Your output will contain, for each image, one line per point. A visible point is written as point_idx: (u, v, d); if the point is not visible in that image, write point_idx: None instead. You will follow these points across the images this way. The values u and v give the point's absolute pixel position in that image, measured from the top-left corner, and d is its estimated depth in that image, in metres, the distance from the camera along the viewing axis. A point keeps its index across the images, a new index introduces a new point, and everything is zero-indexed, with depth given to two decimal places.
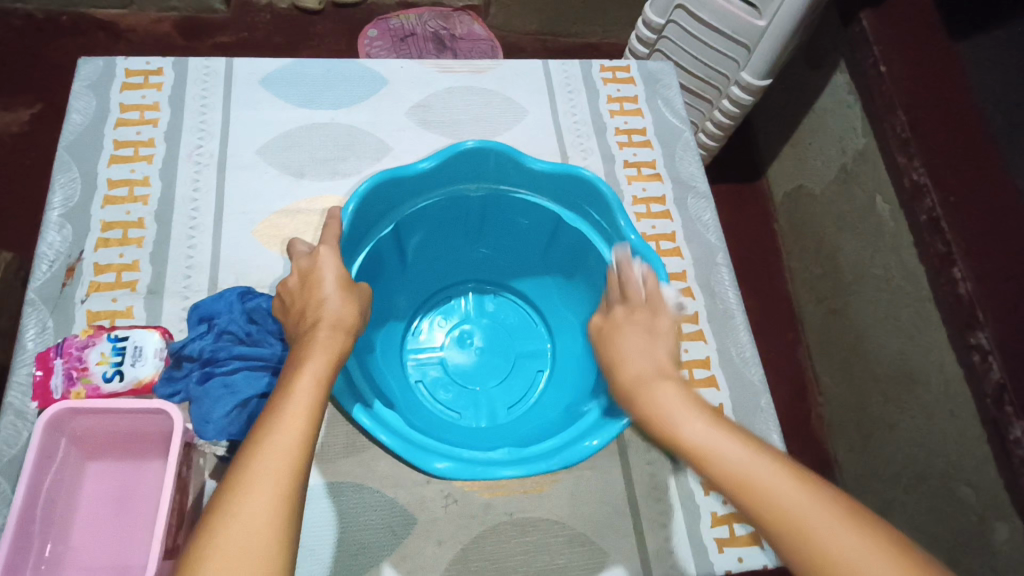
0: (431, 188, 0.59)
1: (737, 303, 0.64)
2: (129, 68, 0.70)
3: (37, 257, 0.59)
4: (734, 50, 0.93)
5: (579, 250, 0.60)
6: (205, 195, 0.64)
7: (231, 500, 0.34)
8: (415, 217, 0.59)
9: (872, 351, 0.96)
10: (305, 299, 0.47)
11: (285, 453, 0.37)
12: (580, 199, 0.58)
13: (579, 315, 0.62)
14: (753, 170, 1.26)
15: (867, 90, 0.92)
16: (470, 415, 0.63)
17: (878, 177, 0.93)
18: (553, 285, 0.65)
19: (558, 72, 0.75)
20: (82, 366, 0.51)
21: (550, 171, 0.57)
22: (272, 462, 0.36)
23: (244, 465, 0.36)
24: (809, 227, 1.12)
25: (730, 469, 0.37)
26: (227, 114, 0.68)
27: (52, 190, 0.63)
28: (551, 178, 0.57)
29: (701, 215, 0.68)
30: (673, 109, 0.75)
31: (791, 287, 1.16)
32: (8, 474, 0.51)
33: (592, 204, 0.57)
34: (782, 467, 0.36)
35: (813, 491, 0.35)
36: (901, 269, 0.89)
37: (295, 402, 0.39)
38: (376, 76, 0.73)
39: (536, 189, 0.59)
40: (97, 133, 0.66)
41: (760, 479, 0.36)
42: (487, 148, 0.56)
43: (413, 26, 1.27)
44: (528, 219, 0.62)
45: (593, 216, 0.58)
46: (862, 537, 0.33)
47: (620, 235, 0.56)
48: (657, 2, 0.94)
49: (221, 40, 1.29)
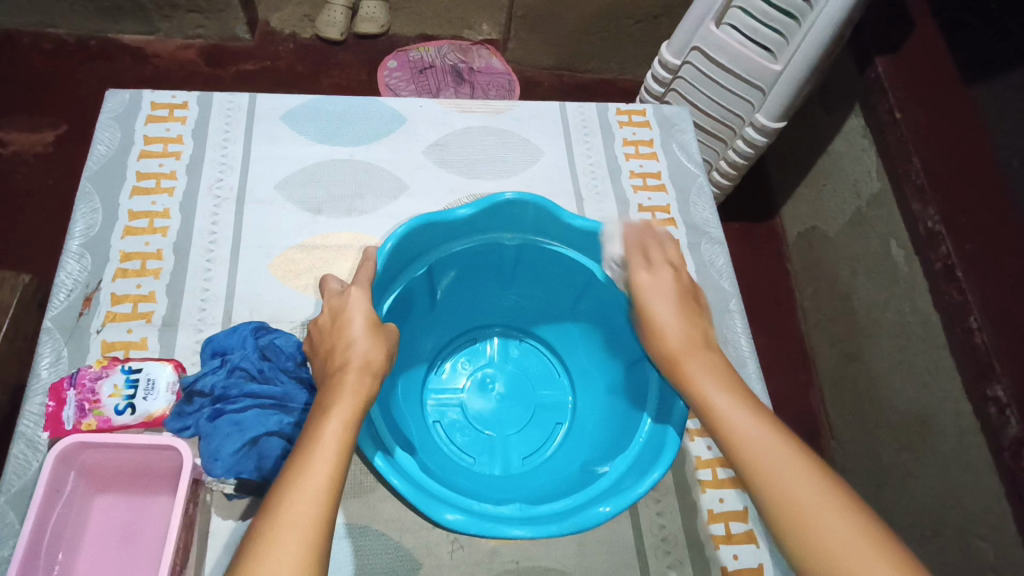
0: (469, 233, 0.59)
1: (749, 350, 0.63)
2: (155, 102, 0.72)
3: (55, 286, 0.60)
4: (749, 92, 0.93)
5: (607, 308, 0.60)
6: (224, 229, 0.65)
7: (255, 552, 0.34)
8: (450, 260, 0.60)
9: (885, 397, 0.94)
10: (333, 339, 0.48)
11: (317, 503, 0.37)
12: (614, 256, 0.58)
13: (605, 372, 0.62)
14: (766, 209, 1.26)
15: (882, 134, 0.92)
16: (484, 462, 0.62)
17: (893, 222, 0.93)
18: (578, 336, 0.65)
19: (574, 114, 0.76)
20: (94, 398, 0.52)
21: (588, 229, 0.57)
22: (302, 511, 0.36)
23: (272, 513, 0.36)
24: (823, 268, 1.11)
25: (742, 436, 0.43)
26: (247, 148, 0.70)
27: (74, 220, 0.64)
28: (588, 237, 0.58)
29: (715, 260, 0.68)
30: (688, 153, 0.75)
31: (804, 328, 1.15)
32: (17, 506, 0.51)
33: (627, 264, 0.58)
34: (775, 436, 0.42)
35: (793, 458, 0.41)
36: (916, 315, 0.88)
37: (323, 449, 0.39)
38: (395, 114, 0.74)
39: (572, 243, 0.60)
40: (121, 164, 0.68)
41: (755, 442, 0.42)
42: (525, 201, 0.57)
43: (432, 58, 1.29)
44: (557, 269, 0.62)
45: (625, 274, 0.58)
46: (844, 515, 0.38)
47: None
48: (673, 43, 0.94)
49: (245, 68, 1.32)
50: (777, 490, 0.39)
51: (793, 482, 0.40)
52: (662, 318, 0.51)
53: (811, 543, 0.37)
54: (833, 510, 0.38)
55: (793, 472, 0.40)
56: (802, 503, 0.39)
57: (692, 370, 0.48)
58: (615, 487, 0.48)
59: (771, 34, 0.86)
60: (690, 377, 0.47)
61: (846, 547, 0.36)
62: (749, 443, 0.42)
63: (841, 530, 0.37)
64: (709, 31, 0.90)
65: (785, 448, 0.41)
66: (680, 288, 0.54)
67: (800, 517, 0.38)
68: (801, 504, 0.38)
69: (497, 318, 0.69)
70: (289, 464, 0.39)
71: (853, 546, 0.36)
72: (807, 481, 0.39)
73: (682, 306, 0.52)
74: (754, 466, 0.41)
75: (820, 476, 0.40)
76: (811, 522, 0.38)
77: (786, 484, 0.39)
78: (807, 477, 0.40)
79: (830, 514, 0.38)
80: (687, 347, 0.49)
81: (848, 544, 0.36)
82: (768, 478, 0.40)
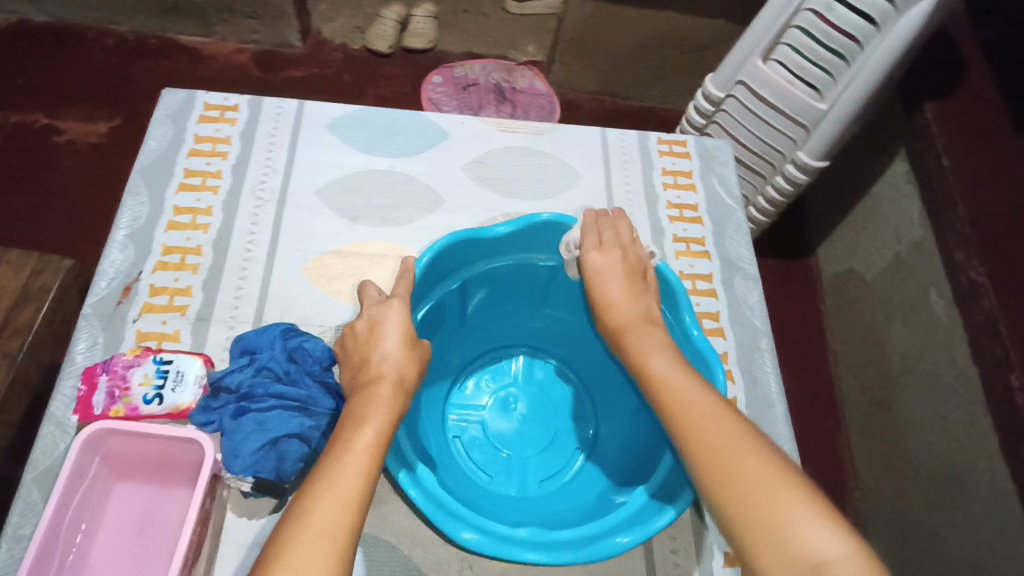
0: (506, 251, 0.60)
1: (779, 392, 0.62)
2: (208, 102, 0.74)
3: (98, 274, 0.62)
4: (793, 130, 0.92)
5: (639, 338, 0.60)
6: (262, 230, 0.66)
7: (283, 553, 0.35)
8: (483, 277, 0.61)
9: (916, 451, 0.91)
10: (365, 350, 0.48)
11: (344, 515, 0.37)
12: None
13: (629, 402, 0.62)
14: (802, 248, 1.24)
15: (927, 181, 0.90)
16: (501, 481, 0.62)
17: (934, 271, 0.90)
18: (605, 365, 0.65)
19: (615, 141, 0.77)
20: (125, 385, 0.53)
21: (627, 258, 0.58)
22: (332, 520, 0.36)
23: (301, 518, 0.36)
24: (857, 312, 1.09)
25: (672, 390, 0.45)
26: (293, 153, 0.71)
27: (121, 211, 0.66)
28: None
29: (748, 296, 0.67)
30: (727, 189, 0.75)
31: (834, 372, 1.12)
32: (42, 485, 0.52)
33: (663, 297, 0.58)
34: (704, 390, 0.44)
35: (718, 406, 0.43)
36: (953, 367, 0.85)
37: (354, 461, 0.40)
38: (437, 129, 0.75)
39: None
40: (171, 159, 0.70)
41: (683, 393, 0.44)
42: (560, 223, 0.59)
43: (476, 76, 1.31)
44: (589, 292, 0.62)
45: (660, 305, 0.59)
46: (759, 454, 0.39)
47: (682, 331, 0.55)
48: (718, 75, 0.95)
49: (294, 74, 1.36)
50: (702, 437, 0.41)
51: (717, 427, 0.41)
52: (611, 295, 0.54)
53: (724, 474, 0.38)
54: (748, 452, 0.39)
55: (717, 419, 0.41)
56: (721, 445, 0.40)
57: (641, 345, 0.49)
58: (634, 517, 0.48)
59: (819, 73, 0.85)
60: (637, 348, 0.49)
61: (757, 480, 0.37)
62: (678, 394, 0.44)
63: (751, 466, 0.38)
64: (756, 66, 0.90)
65: (711, 400, 0.43)
66: (628, 266, 0.56)
67: (718, 454, 0.39)
68: (717, 443, 0.40)
69: (524, 339, 0.69)
70: (318, 472, 0.39)
71: (761, 480, 0.37)
72: (729, 428, 0.41)
73: (630, 284, 0.55)
74: (680, 414, 0.43)
75: (740, 423, 0.41)
76: (726, 462, 0.39)
77: (710, 430, 0.41)
78: (728, 420, 0.41)
79: (744, 455, 0.39)
80: (635, 321, 0.52)
81: (758, 480, 0.37)
82: (694, 428, 0.41)
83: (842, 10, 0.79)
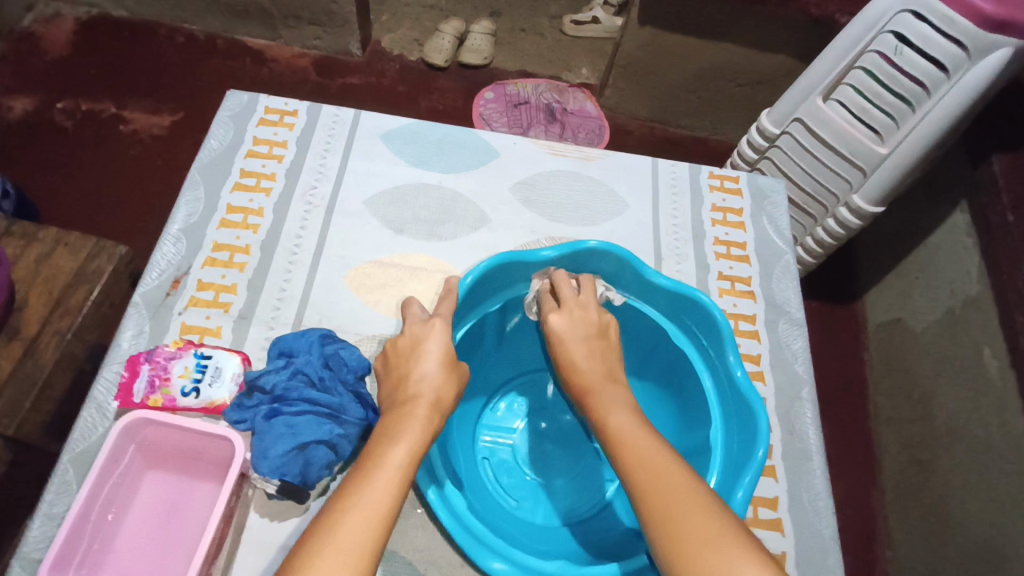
0: None
1: (817, 445, 0.59)
2: (270, 106, 0.76)
3: (150, 265, 0.64)
4: (849, 171, 0.90)
5: (675, 369, 0.60)
6: (310, 234, 0.67)
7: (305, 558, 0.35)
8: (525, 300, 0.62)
9: (957, 517, 0.86)
10: (405, 367, 0.48)
11: (372, 529, 0.37)
12: (691, 320, 0.59)
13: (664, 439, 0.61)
14: (849, 292, 1.20)
15: (990, 237, 0.87)
16: (528, 507, 0.60)
17: (989, 330, 0.86)
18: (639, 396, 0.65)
19: (665, 173, 0.76)
20: (165, 376, 0.55)
21: (670, 287, 0.58)
22: (357, 530, 0.36)
23: (328, 528, 0.37)
24: (903, 364, 1.04)
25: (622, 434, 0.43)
26: (345, 161, 0.73)
27: (178, 205, 0.68)
28: (669, 294, 0.59)
29: (791, 342, 0.65)
30: (777, 229, 0.73)
31: (874, 424, 1.07)
32: (78, 465, 0.54)
33: (704, 330, 0.58)
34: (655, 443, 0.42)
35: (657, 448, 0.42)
36: (1005, 434, 0.81)
37: (384, 477, 0.39)
38: (488, 147, 0.76)
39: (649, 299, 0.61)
40: (229, 159, 0.72)
41: (632, 440, 0.43)
42: (610, 253, 0.59)
43: (528, 94, 1.31)
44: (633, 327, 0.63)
45: (700, 339, 0.59)
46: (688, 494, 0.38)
47: (727, 372, 0.55)
48: (775, 111, 0.93)
49: (350, 81, 1.39)
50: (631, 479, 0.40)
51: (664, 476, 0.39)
52: (575, 357, 0.51)
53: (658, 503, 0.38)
54: (693, 504, 0.37)
55: (648, 464, 0.40)
56: (668, 508, 0.37)
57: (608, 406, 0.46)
58: None
59: (882, 117, 0.83)
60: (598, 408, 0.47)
61: (699, 544, 0.35)
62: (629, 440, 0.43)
63: (675, 502, 0.38)
64: (816, 105, 0.88)
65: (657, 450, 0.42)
66: (591, 327, 0.53)
67: (656, 491, 0.39)
68: (640, 480, 0.40)
69: None
70: (347, 490, 0.39)
71: (704, 539, 0.35)
72: (677, 488, 0.38)
73: (591, 341, 0.52)
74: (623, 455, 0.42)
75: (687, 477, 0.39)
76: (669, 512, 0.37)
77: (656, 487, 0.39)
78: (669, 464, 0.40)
79: (687, 516, 0.37)
80: (597, 380, 0.49)
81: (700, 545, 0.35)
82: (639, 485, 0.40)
83: (912, 54, 0.77)
